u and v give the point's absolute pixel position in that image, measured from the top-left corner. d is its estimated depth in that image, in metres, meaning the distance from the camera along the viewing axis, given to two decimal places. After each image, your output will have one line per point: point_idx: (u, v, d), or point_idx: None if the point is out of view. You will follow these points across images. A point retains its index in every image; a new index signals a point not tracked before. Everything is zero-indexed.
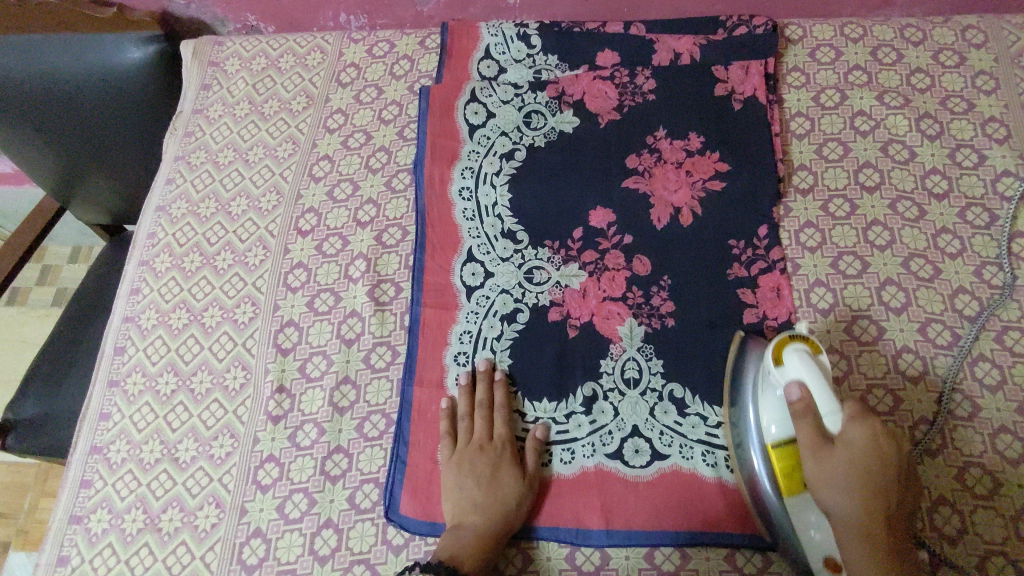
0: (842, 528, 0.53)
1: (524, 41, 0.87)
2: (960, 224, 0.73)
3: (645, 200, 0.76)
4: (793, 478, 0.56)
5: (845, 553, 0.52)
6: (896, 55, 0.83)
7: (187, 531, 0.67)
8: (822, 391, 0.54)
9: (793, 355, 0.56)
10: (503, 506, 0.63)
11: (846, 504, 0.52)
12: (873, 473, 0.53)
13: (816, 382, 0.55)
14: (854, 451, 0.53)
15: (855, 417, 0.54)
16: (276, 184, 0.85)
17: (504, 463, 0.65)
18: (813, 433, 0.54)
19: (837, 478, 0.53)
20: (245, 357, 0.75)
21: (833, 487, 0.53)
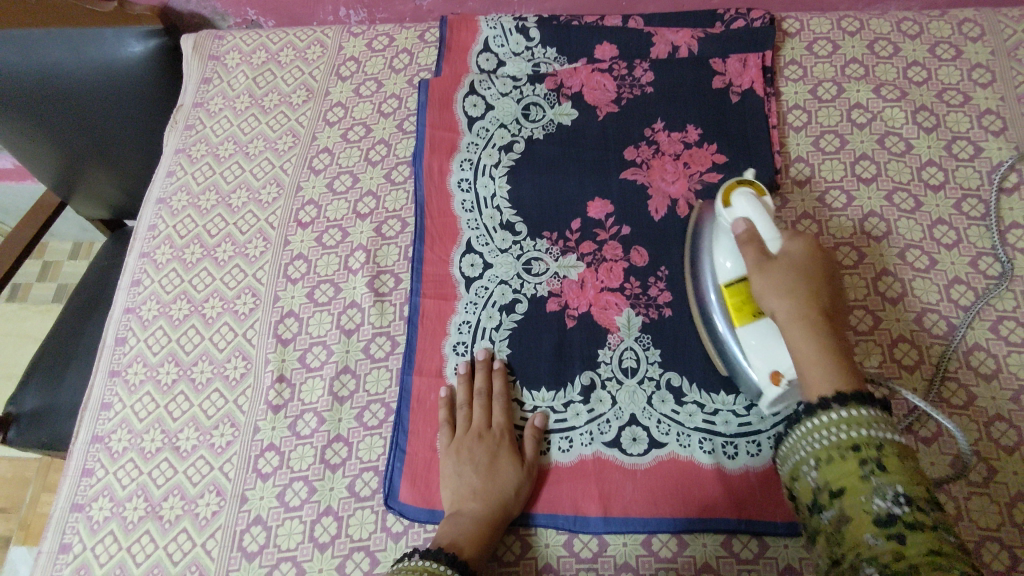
0: (789, 324, 0.57)
1: (523, 33, 0.87)
2: (955, 215, 0.74)
3: (643, 191, 0.77)
4: (746, 309, 0.62)
5: (790, 339, 0.57)
6: (893, 49, 0.83)
7: (188, 519, 0.67)
8: (759, 215, 0.62)
9: (738, 196, 0.63)
10: (503, 493, 0.63)
11: (786, 297, 0.58)
12: (811, 282, 0.58)
13: (756, 211, 0.62)
14: (790, 261, 0.59)
15: (793, 238, 0.61)
16: (276, 177, 0.85)
17: (503, 450, 0.66)
18: (756, 252, 0.60)
19: (780, 280, 0.58)
20: (246, 347, 0.75)
21: (776, 289, 0.58)
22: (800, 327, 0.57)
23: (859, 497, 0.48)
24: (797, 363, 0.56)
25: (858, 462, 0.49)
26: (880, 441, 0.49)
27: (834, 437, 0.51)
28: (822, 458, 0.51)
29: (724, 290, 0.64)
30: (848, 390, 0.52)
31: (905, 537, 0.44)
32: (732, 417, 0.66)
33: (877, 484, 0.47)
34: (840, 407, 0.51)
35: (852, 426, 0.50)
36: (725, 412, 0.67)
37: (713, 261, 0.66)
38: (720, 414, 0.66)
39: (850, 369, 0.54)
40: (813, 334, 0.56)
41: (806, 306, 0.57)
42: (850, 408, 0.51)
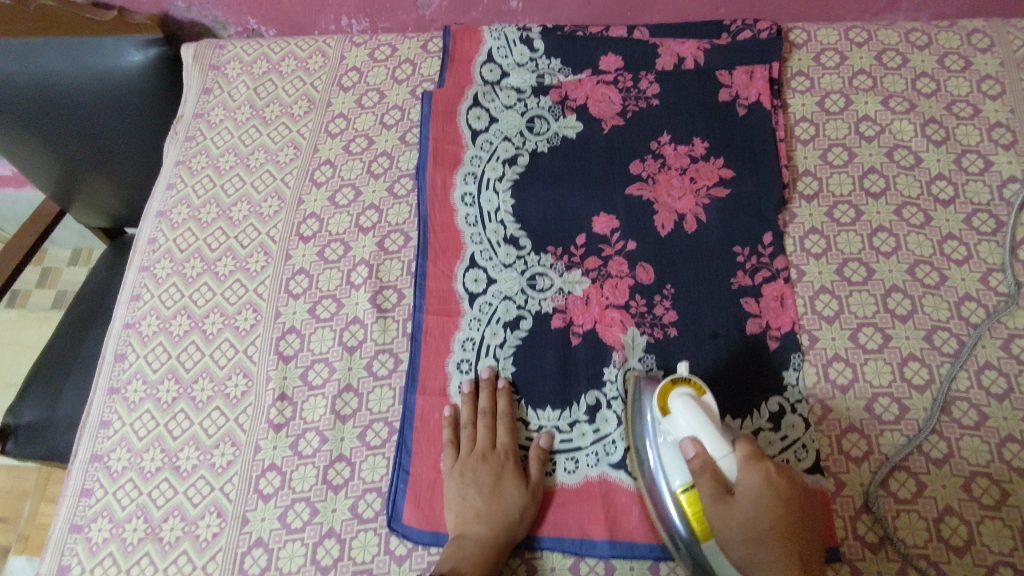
0: None
1: (526, 44, 0.86)
2: (966, 230, 0.73)
3: (649, 206, 0.76)
4: (703, 524, 0.57)
5: None
6: (901, 60, 0.82)
7: (189, 541, 0.67)
8: (704, 427, 0.56)
9: (678, 401, 0.58)
10: (506, 517, 0.62)
11: (758, 566, 0.52)
12: (775, 517, 0.53)
13: (699, 421, 0.56)
14: (750, 501, 0.53)
15: (748, 462, 0.54)
16: (277, 190, 0.84)
17: (507, 473, 0.65)
18: (712, 490, 0.54)
19: (742, 536, 0.52)
20: (247, 365, 0.74)
21: (747, 558, 0.52)
22: (775, 568, 0.51)
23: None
24: None
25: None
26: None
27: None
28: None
29: (682, 500, 0.58)
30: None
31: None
32: None
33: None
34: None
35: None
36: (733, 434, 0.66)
37: (663, 471, 0.60)
38: None
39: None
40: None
41: (777, 556, 0.51)
42: None
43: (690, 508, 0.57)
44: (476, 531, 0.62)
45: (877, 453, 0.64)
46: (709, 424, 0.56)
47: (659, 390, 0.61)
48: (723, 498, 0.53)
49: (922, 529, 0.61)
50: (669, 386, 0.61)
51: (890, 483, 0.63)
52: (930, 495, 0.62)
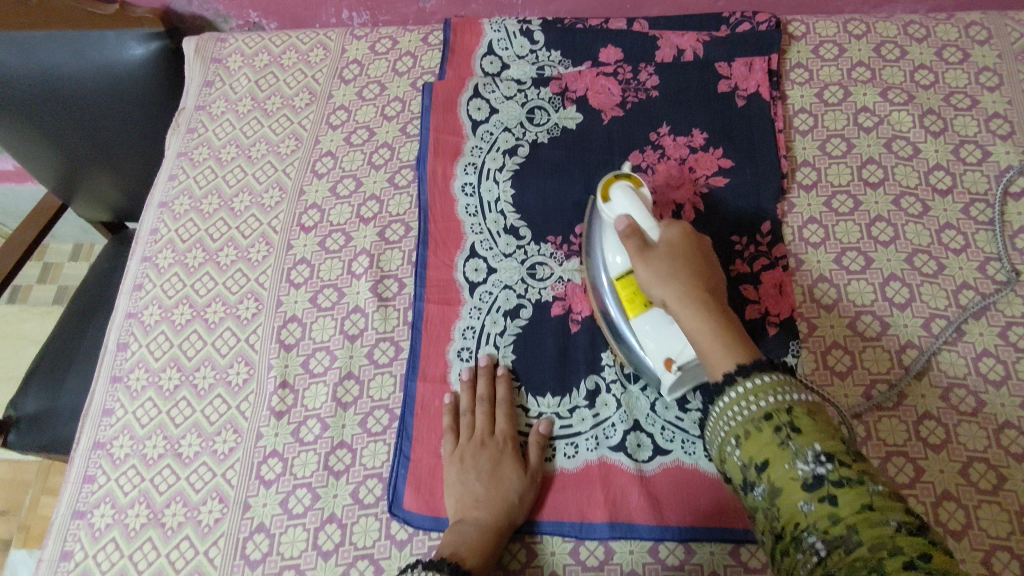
0: (680, 305, 0.56)
1: (527, 36, 0.86)
2: (963, 220, 0.73)
3: (649, 195, 0.76)
4: (637, 300, 0.62)
5: (685, 320, 0.55)
6: (899, 52, 0.83)
7: (191, 526, 0.67)
8: (633, 203, 0.61)
9: (616, 191, 0.62)
10: (507, 501, 0.63)
11: (667, 280, 0.57)
12: (691, 265, 0.58)
13: (630, 201, 0.61)
14: (665, 248, 0.59)
15: (670, 227, 0.61)
16: (279, 181, 0.85)
17: (507, 458, 0.65)
18: (634, 246, 0.59)
19: (661, 269, 0.57)
20: (249, 353, 0.75)
21: (658, 280, 0.57)
22: (680, 298, 0.56)
23: (784, 465, 0.44)
24: (696, 341, 0.54)
25: (773, 431, 0.46)
26: (790, 405, 0.46)
27: (747, 408, 0.48)
28: (740, 435, 0.48)
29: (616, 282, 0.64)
30: (750, 362, 0.50)
31: (835, 498, 0.42)
32: None
33: (794, 448, 0.44)
34: (745, 378, 0.49)
35: (764, 393, 0.47)
36: None
37: (605, 259, 0.65)
38: None
39: (743, 340, 0.53)
40: (703, 316, 0.54)
41: (689, 295, 0.56)
42: (754, 378, 0.48)
43: (623, 288, 0.63)
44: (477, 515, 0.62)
45: (875, 438, 0.65)
46: (637, 199, 0.61)
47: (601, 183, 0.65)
48: (643, 248, 0.59)
49: (919, 513, 0.61)
50: (610, 181, 0.65)
51: (887, 468, 0.63)
52: (927, 479, 0.62)
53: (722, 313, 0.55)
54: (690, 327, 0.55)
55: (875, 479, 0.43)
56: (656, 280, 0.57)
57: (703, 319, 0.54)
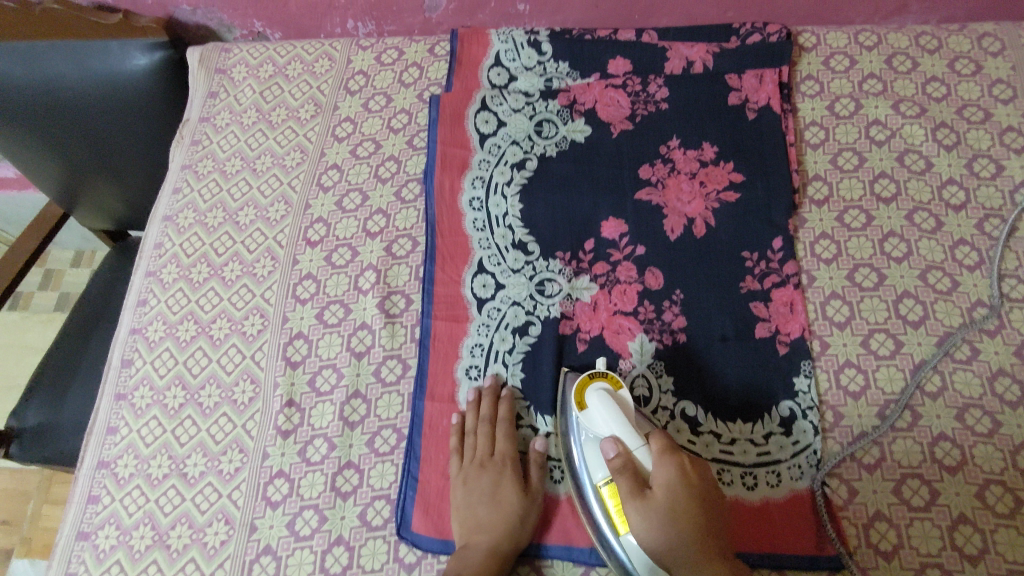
0: (679, 555, 0.52)
1: (535, 47, 0.85)
2: (977, 236, 0.72)
3: (658, 211, 0.75)
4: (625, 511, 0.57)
5: (681, 561, 0.52)
6: (911, 64, 0.82)
7: (197, 549, 0.66)
8: (620, 422, 0.58)
9: (597, 399, 0.60)
10: (510, 524, 0.62)
11: (665, 541, 0.53)
12: (689, 505, 0.54)
13: (614, 417, 0.59)
14: (661, 479, 0.55)
15: (663, 454, 0.56)
16: (284, 194, 0.84)
17: (508, 481, 0.65)
18: (628, 485, 0.55)
19: (652, 529, 0.53)
20: (254, 371, 0.74)
21: (654, 539, 0.53)
22: (682, 560, 0.52)
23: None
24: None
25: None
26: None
27: None
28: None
29: (604, 490, 0.59)
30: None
31: None
32: (751, 447, 0.66)
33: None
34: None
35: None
36: (743, 441, 0.66)
37: (589, 460, 0.60)
38: (738, 444, 0.66)
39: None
40: (692, 547, 0.52)
41: (683, 526, 0.53)
42: None
43: (611, 497, 0.58)
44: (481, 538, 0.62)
45: (890, 460, 0.64)
46: (624, 420, 0.59)
47: (577, 391, 0.63)
48: (639, 490, 0.55)
49: (935, 537, 0.60)
50: (587, 386, 0.63)
51: (903, 491, 0.63)
52: (943, 503, 0.62)
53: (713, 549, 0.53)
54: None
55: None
56: (651, 539, 0.53)
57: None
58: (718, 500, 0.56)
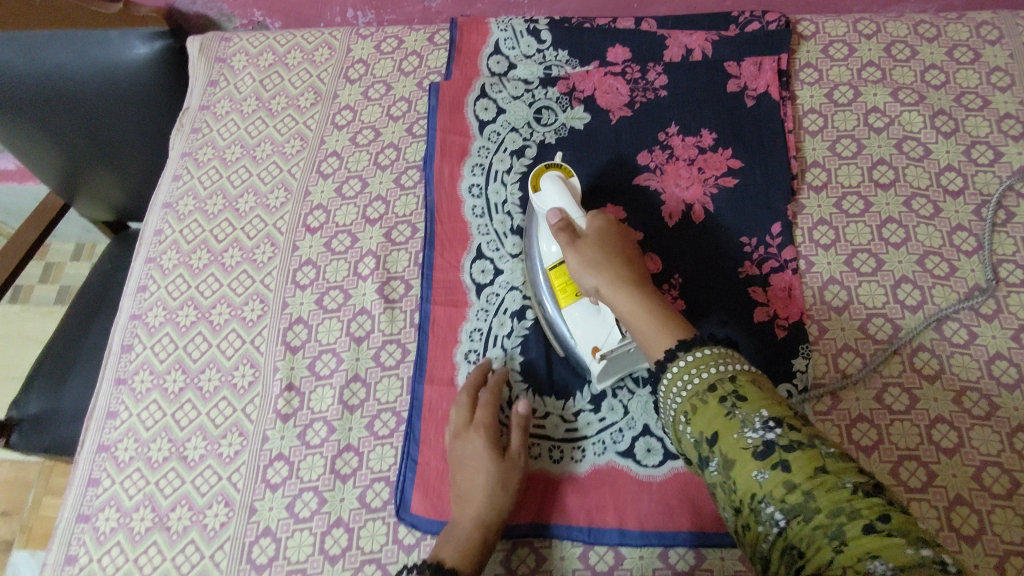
0: (609, 290, 0.58)
1: (534, 35, 0.86)
2: (975, 221, 0.73)
3: (657, 197, 0.76)
4: (569, 288, 0.64)
5: (615, 301, 0.57)
6: (910, 52, 0.82)
7: (196, 530, 0.66)
8: (562, 198, 0.65)
9: (547, 180, 0.66)
10: (494, 494, 0.61)
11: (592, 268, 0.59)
12: (619, 253, 0.61)
13: (559, 195, 0.65)
14: (595, 237, 0.62)
15: (597, 217, 0.64)
16: (284, 181, 0.84)
17: (487, 447, 0.63)
18: (565, 238, 0.62)
19: (590, 257, 0.60)
20: (254, 355, 0.74)
21: (587, 267, 0.60)
22: (608, 286, 0.58)
23: (733, 435, 0.44)
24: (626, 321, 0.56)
25: (719, 402, 0.46)
26: (731, 376, 0.47)
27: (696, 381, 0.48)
28: (688, 411, 0.47)
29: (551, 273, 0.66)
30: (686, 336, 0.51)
31: (786, 462, 0.42)
32: None
33: (742, 417, 0.44)
34: (688, 351, 0.49)
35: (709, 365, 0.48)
36: None
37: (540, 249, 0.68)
38: None
39: (671, 317, 0.54)
40: (626, 290, 0.57)
41: (617, 278, 0.58)
42: (696, 352, 0.49)
43: (557, 276, 0.65)
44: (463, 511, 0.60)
45: (887, 442, 0.64)
46: (566, 196, 0.65)
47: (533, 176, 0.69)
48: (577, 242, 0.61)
49: (932, 518, 0.61)
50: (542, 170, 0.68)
51: (899, 472, 0.63)
52: (940, 484, 0.62)
53: (649, 293, 0.57)
54: (622, 309, 0.56)
55: (824, 442, 0.43)
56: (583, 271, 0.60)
57: (631, 300, 0.56)
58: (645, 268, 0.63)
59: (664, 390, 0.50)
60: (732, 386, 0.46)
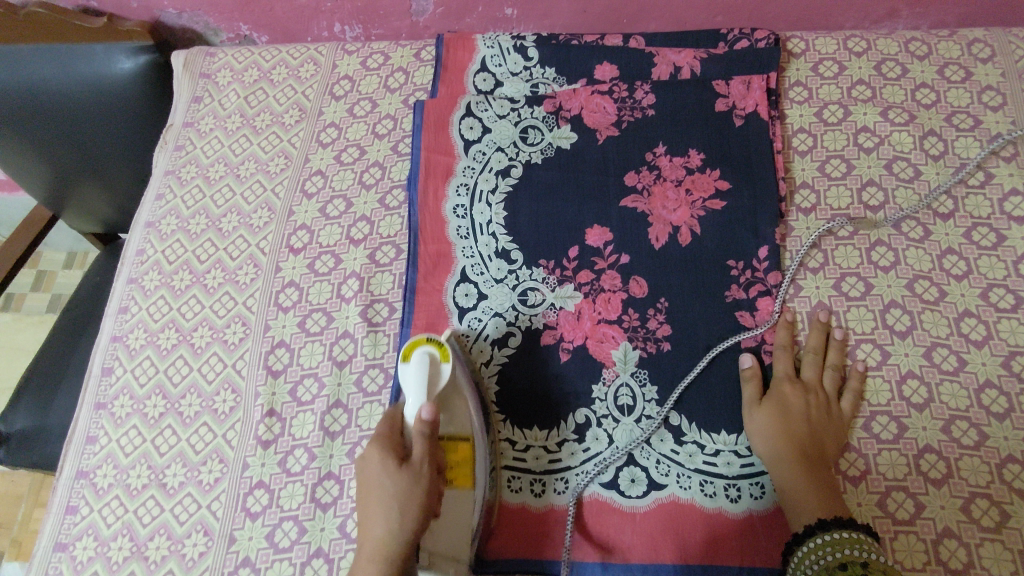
0: (790, 481, 0.61)
1: (521, 52, 0.84)
2: (966, 244, 0.71)
3: (644, 220, 0.74)
4: (461, 474, 0.62)
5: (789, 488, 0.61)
6: (900, 70, 0.81)
7: (175, 560, 0.66)
8: (423, 392, 0.61)
9: (420, 363, 0.63)
10: (399, 516, 0.55)
11: (765, 440, 0.63)
12: (795, 429, 0.63)
13: (421, 386, 0.61)
14: (778, 400, 0.65)
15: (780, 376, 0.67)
16: (267, 201, 0.83)
17: (386, 470, 0.57)
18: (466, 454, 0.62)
19: (768, 429, 0.64)
20: (235, 379, 0.73)
21: (762, 433, 0.64)
22: (788, 473, 0.62)
23: None
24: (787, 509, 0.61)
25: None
26: (866, 560, 0.54)
27: (828, 558, 0.55)
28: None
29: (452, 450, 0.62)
30: (829, 517, 0.57)
31: None
32: (734, 458, 0.65)
33: None
34: (824, 533, 0.56)
35: (838, 547, 0.55)
36: (727, 452, 0.65)
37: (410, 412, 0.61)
38: (721, 455, 0.65)
39: (825, 502, 0.59)
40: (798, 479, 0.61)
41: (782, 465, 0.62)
42: (831, 533, 0.56)
43: (459, 458, 0.62)
44: (371, 542, 0.55)
45: (875, 472, 0.63)
46: (428, 391, 0.61)
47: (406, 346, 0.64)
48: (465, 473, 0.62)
49: (920, 551, 0.60)
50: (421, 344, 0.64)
51: (887, 504, 0.62)
52: (927, 516, 0.61)
53: (811, 475, 0.61)
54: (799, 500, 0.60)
55: None
56: (756, 434, 0.64)
57: (797, 485, 0.61)
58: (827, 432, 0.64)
59: (793, 562, 0.57)
60: (864, 569, 0.53)
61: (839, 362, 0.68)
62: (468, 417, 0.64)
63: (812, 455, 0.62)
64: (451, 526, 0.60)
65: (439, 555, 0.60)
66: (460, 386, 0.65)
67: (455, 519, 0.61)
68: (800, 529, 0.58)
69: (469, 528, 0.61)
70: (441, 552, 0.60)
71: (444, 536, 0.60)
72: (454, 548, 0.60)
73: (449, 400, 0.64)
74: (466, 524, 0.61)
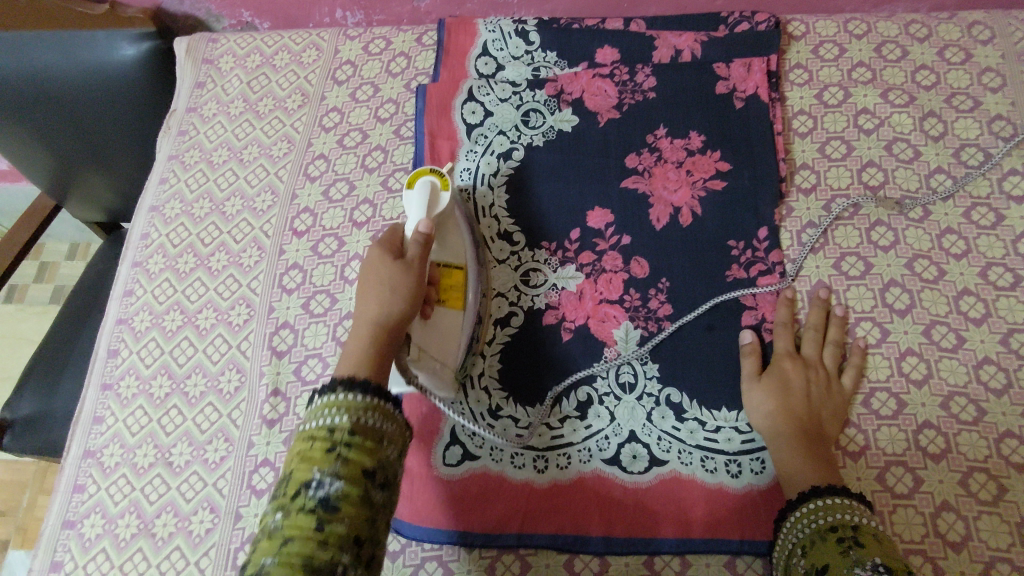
0: (790, 456, 0.62)
1: (522, 37, 0.85)
2: (965, 224, 0.72)
3: (644, 200, 0.75)
4: (450, 295, 0.66)
5: (787, 463, 0.62)
6: (901, 52, 0.81)
7: (182, 537, 0.66)
8: (423, 210, 0.66)
9: (422, 187, 0.67)
10: (389, 296, 0.58)
11: (765, 416, 0.64)
12: (794, 407, 0.64)
13: (421, 206, 0.66)
14: (778, 378, 0.65)
15: (780, 353, 0.67)
16: (271, 185, 0.84)
17: (384, 258, 0.60)
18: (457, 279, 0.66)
19: (768, 405, 0.64)
20: (240, 360, 0.74)
21: (762, 410, 0.64)
22: (787, 449, 0.62)
23: (843, 569, 0.51)
24: (784, 483, 0.61)
25: (838, 543, 0.53)
26: (857, 524, 0.54)
27: (819, 521, 0.55)
28: (807, 545, 0.55)
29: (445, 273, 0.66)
30: (823, 484, 0.58)
31: (861, 562, 0.50)
32: (735, 435, 0.66)
33: (856, 557, 0.51)
34: (819, 498, 0.57)
35: (831, 512, 0.55)
36: (728, 429, 0.66)
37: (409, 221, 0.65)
38: (722, 432, 0.66)
39: (825, 476, 0.60)
40: (797, 455, 0.61)
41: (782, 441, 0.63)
42: (826, 498, 0.57)
43: (451, 281, 0.66)
44: (362, 319, 0.57)
45: (874, 447, 0.64)
46: (428, 209, 0.66)
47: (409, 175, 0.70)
48: (455, 294, 0.66)
49: (919, 524, 0.61)
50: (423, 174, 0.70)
51: (886, 478, 0.63)
52: (926, 490, 0.62)
53: (810, 450, 0.62)
54: (799, 473, 0.60)
55: (891, 555, 0.51)
56: (756, 411, 0.65)
57: (796, 460, 0.61)
58: (827, 410, 0.64)
59: (786, 528, 0.58)
60: (853, 532, 0.53)
61: (839, 340, 0.68)
62: (462, 248, 0.69)
63: (812, 431, 0.63)
64: (439, 335, 0.64)
65: (428, 354, 0.63)
66: (456, 219, 0.70)
67: (442, 333, 0.64)
68: (795, 495, 0.59)
69: (457, 341, 0.65)
70: (428, 350, 0.63)
71: (433, 341, 0.64)
72: (440, 359, 0.64)
73: (445, 230, 0.68)
74: (454, 338, 0.65)
